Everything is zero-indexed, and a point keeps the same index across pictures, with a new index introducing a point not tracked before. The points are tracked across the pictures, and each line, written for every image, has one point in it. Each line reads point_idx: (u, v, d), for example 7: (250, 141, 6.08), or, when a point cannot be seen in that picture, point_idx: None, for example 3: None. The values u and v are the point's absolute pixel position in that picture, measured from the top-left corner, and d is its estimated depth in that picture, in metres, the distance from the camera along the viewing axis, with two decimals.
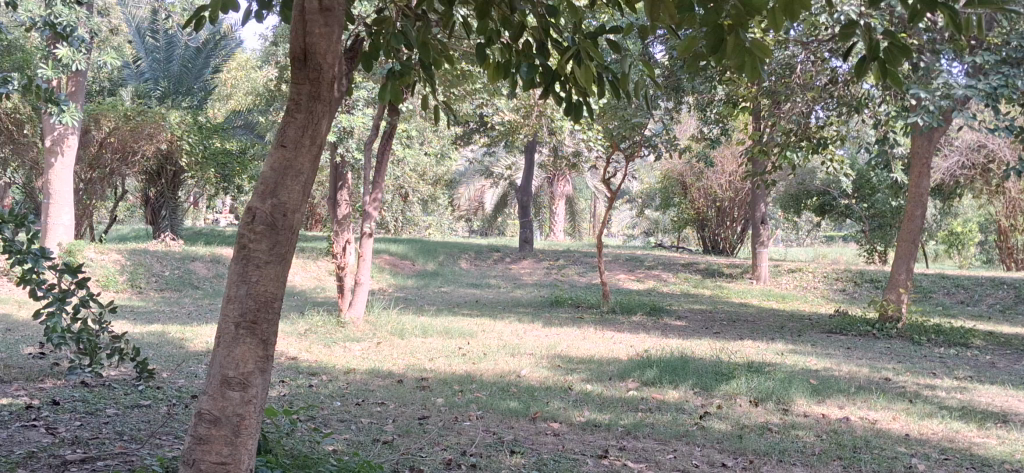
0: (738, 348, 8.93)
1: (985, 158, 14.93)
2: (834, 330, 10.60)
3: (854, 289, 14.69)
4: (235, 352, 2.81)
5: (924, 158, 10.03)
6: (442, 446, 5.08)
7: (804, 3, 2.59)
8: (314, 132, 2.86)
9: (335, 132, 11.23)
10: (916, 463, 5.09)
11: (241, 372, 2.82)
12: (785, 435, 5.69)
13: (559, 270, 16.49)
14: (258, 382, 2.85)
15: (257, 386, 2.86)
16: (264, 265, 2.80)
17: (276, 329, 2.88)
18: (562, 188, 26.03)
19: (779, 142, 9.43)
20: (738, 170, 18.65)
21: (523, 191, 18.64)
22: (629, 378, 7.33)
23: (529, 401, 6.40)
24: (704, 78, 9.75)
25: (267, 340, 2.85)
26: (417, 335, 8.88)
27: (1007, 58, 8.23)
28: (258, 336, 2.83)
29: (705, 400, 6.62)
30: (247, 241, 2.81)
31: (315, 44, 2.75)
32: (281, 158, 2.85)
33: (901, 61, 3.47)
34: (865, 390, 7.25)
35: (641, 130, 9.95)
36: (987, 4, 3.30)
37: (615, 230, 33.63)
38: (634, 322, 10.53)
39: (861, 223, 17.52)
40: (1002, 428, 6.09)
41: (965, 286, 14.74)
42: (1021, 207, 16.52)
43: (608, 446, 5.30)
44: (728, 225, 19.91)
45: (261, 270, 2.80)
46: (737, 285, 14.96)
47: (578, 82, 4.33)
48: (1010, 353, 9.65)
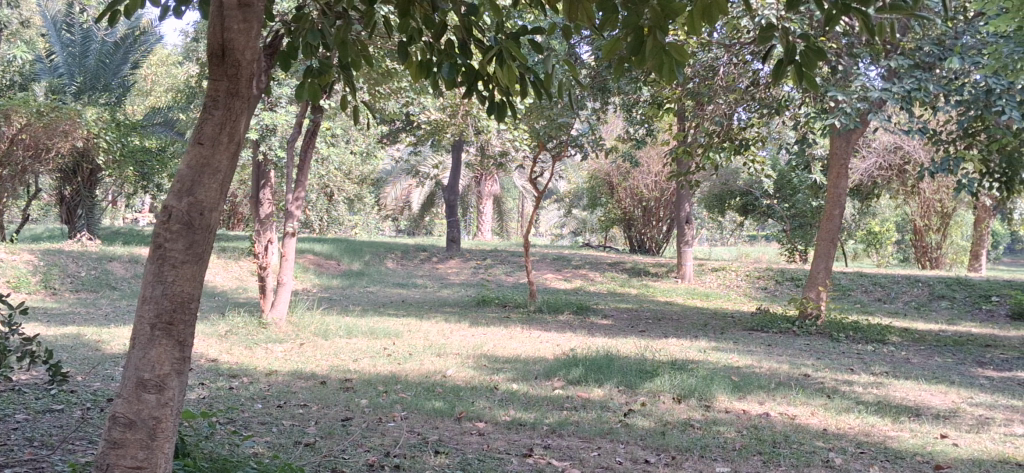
0: (662, 346, 9.04)
1: (901, 160, 15.38)
2: (756, 328, 10.80)
3: (776, 287, 15.01)
4: (151, 354, 2.75)
5: (842, 159, 10.27)
6: (366, 447, 5.04)
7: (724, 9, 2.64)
8: (232, 129, 2.81)
9: (257, 130, 11.08)
10: (833, 458, 5.21)
11: (157, 374, 2.75)
12: (706, 431, 5.78)
13: (487, 270, 16.49)
14: (174, 385, 2.79)
15: (173, 388, 2.79)
16: (181, 265, 2.74)
17: (193, 331, 2.83)
18: (490, 187, 26.03)
19: (703, 142, 9.61)
20: (664, 170, 18.89)
21: (450, 190, 18.60)
22: (555, 377, 7.36)
23: (454, 400, 6.38)
24: (629, 79, 9.86)
25: (183, 342, 2.80)
26: (341, 335, 8.80)
27: (920, 63, 8.51)
28: (174, 337, 2.77)
29: (629, 398, 6.68)
30: (163, 240, 2.74)
31: (234, 40, 2.71)
32: (198, 156, 2.79)
33: (816, 65, 3.56)
34: (784, 385, 7.39)
35: (567, 130, 10.02)
36: (898, 10, 3.41)
37: (543, 230, 33.80)
38: (561, 322, 10.58)
39: (782, 223, 17.92)
40: (915, 422, 6.28)
41: (882, 284, 15.14)
42: (935, 208, 17.11)
43: (533, 445, 5.31)
44: (654, 225, 20.14)
45: (177, 270, 2.74)
46: (662, 284, 15.16)
47: (500, 81, 4.36)
48: (924, 349, 9.96)
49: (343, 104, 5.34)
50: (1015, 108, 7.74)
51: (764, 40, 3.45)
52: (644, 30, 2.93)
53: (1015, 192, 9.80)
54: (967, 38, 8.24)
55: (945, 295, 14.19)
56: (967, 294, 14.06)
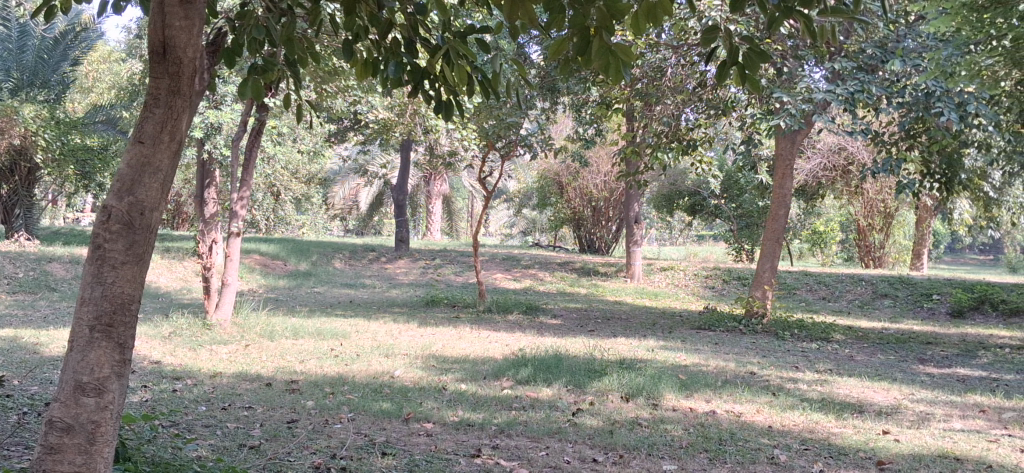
0: (610, 345, 9.08)
1: (845, 161, 15.68)
2: (703, 327, 10.90)
3: (723, 286, 15.18)
4: (90, 357, 2.68)
5: (787, 159, 10.42)
6: (311, 450, 4.99)
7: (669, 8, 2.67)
8: (173, 128, 2.76)
9: (201, 129, 10.92)
10: (778, 454, 5.27)
11: (96, 377, 2.69)
12: (654, 429, 5.81)
13: (435, 270, 16.43)
14: (114, 388, 2.73)
15: (112, 391, 2.73)
16: (121, 266, 2.68)
17: (133, 333, 2.77)
18: (440, 187, 25.97)
19: (651, 143, 9.68)
20: (613, 170, 18.99)
21: (398, 189, 18.50)
22: (503, 377, 7.35)
23: (401, 401, 6.35)
24: (578, 79, 9.89)
25: (123, 344, 2.74)
26: (288, 336, 8.71)
27: (863, 65, 8.66)
28: (114, 339, 2.71)
29: (577, 397, 6.70)
30: (102, 241, 2.68)
31: (175, 38, 2.66)
32: (138, 155, 2.72)
33: (760, 66, 3.62)
34: (730, 383, 7.46)
35: (515, 129, 10.02)
36: (839, 13, 3.48)
37: (493, 230, 33.82)
38: (510, 321, 10.58)
39: (729, 223, 18.13)
40: (858, 418, 6.38)
41: (827, 283, 15.38)
42: (878, 208, 17.45)
43: (481, 445, 5.30)
44: (603, 225, 20.25)
45: (117, 271, 2.68)
46: (611, 284, 15.25)
47: (448, 81, 4.34)
48: (866, 347, 10.14)
49: (287, 103, 5.28)
50: (955, 110, 7.91)
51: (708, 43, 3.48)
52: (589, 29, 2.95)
53: (954, 192, 10.02)
54: (908, 41, 8.40)
55: (888, 293, 14.46)
56: (909, 292, 14.34)
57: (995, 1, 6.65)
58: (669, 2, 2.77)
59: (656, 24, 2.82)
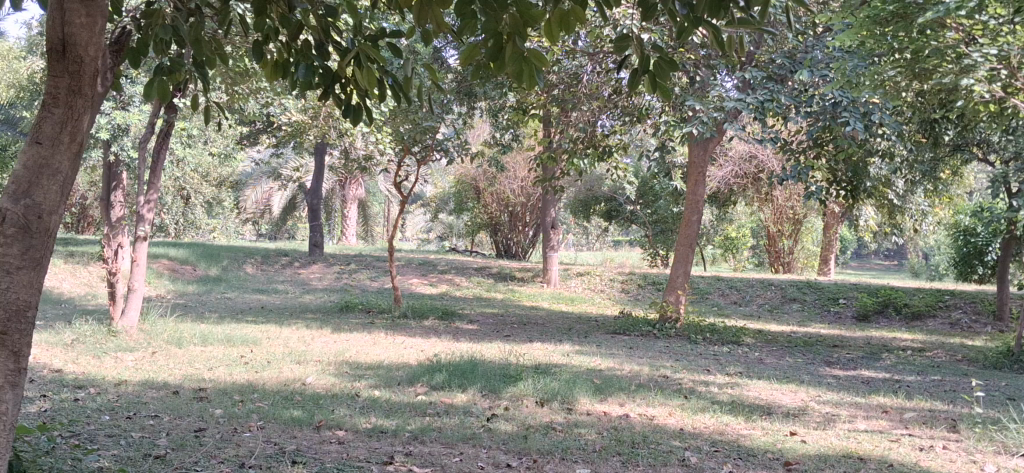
0: (526, 350, 9.10)
1: (755, 168, 16.05)
2: (618, 331, 11.00)
3: (638, 291, 15.39)
4: None
5: (700, 167, 10.59)
6: (219, 459, 4.87)
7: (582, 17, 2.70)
8: (74, 129, 2.66)
9: (107, 130, 10.61)
10: (689, 456, 5.35)
11: None
12: (568, 433, 5.84)
13: (350, 275, 16.25)
14: (8, 397, 2.61)
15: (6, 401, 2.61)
16: (16, 271, 2.57)
17: (29, 340, 2.66)
18: (355, 191, 25.68)
19: (567, 148, 9.73)
20: (530, 175, 19.07)
21: (313, 193, 18.25)
22: (418, 383, 7.30)
23: (313, 408, 6.26)
24: (495, 84, 9.91)
25: (18, 352, 2.63)
26: (196, 343, 8.51)
27: (773, 74, 8.90)
28: (8, 348, 2.59)
29: (492, 402, 6.70)
30: None
31: (75, 35, 2.56)
32: (35, 156, 2.62)
33: (670, 75, 3.71)
34: (643, 387, 7.54)
35: (431, 133, 9.99)
36: (746, 25, 3.59)
37: (409, 235, 33.75)
38: (426, 327, 10.53)
39: (644, 228, 18.38)
40: (766, 420, 6.53)
41: (738, 288, 15.72)
42: (787, 214, 17.97)
43: (394, 452, 5.24)
44: (520, 230, 20.37)
45: (12, 277, 2.57)
46: (527, 289, 15.28)
47: (360, 84, 4.30)
48: (775, 350, 10.38)
49: (195, 104, 5.16)
50: (860, 119, 8.19)
51: (621, 51, 3.51)
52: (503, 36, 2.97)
53: (859, 199, 10.34)
54: (816, 52, 8.62)
55: (797, 298, 14.83)
56: (817, 296, 14.74)
57: (897, 14, 6.78)
58: (582, 10, 2.81)
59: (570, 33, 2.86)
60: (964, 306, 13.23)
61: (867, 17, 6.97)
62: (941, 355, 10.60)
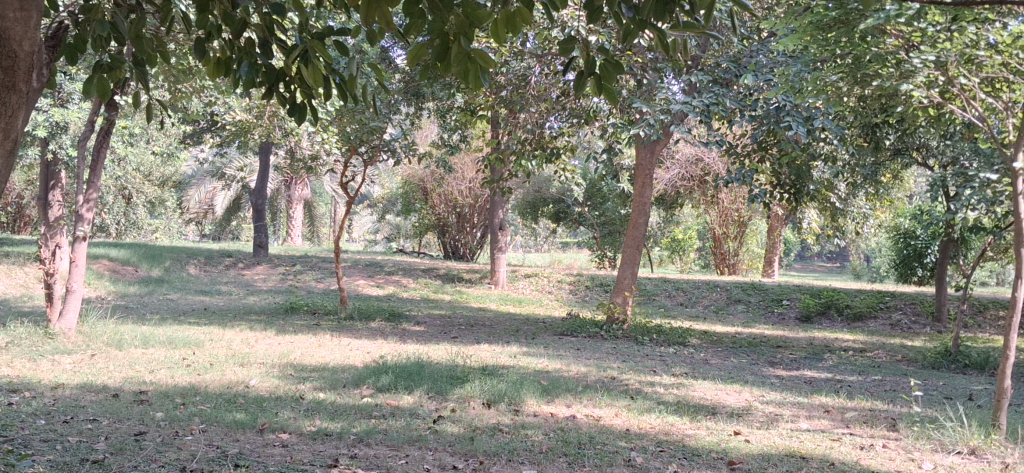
0: (473, 351, 9.08)
1: (702, 171, 16.33)
2: (565, 332, 11.03)
3: (585, 293, 15.47)
4: None
5: (647, 169, 10.66)
6: (160, 463, 4.78)
7: (529, 17, 2.72)
8: (8, 126, 2.57)
9: (44, 128, 10.36)
10: (634, 457, 5.38)
11: None
12: (514, 435, 5.84)
13: (296, 276, 16.08)
14: None
15: None
16: None
17: None
18: (301, 191, 25.48)
19: (515, 150, 9.73)
20: (478, 177, 19.06)
21: (258, 194, 18.02)
22: (363, 385, 7.24)
23: (256, 411, 6.18)
24: (443, 85, 9.88)
25: None
26: (137, 346, 8.35)
27: (718, 78, 9.00)
28: None
29: (439, 404, 6.67)
30: None
31: (9, 29, 2.53)
32: None
33: (615, 77, 3.73)
34: (590, 388, 7.56)
35: (379, 133, 9.93)
36: (690, 28, 3.62)
37: (355, 235, 33.59)
38: (372, 328, 10.47)
39: (591, 230, 18.47)
40: (711, 420, 6.59)
41: (684, 289, 15.84)
42: (732, 216, 18.26)
43: (339, 455, 5.19)
44: (467, 231, 20.36)
45: None
46: (475, 290, 15.25)
47: (304, 83, 4.25)
48: (720, 350, 10.51)
49: (135, 102, 5.06)
50: (803, 124, 8.33)
51: (567, 53, 3.53)
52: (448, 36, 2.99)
53: (802, 202, 10.49)
54: (760, 57, 8.74)
55: (741, 299, 15.00)
56: (760, 298, 14.94)
57: (840, 21, 6.99)
58: (528, 11, 2.83)
59: (516, 34, 2.88)
60: (904, 307, 13.51)
61: (811, 22, 7.13)
62: (881, 355, 10.80)
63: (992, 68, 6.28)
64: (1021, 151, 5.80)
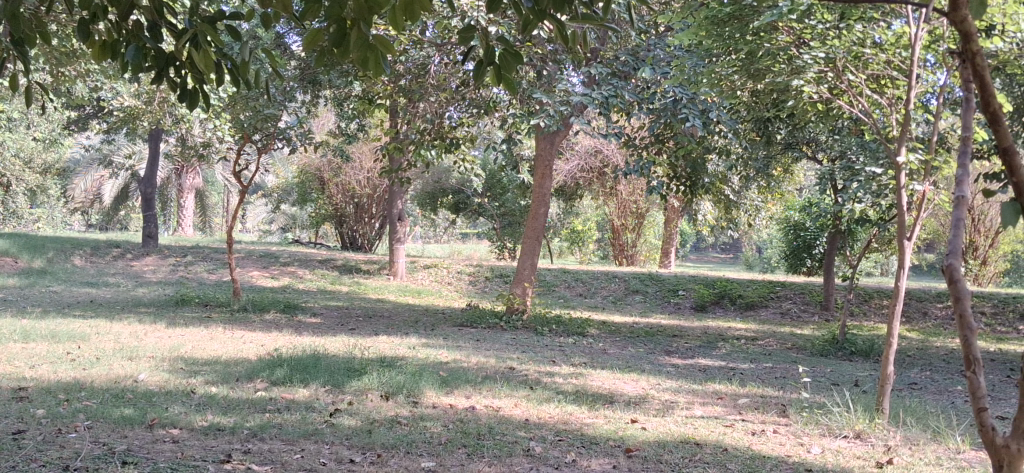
0: (370, 344, 8.97)
1: (601, 163, 16.49)
2: (465, 324, 10.98)
3: (485, 284, 15.49)
4: None
5: (547, 160, 10.68)
6: (40, 462, 4.55)
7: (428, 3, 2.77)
8: None
9: None
10: (533, 446, 5.38)
11: None
12: (413, 427, 5.77)
13: (187, 267, 15.62)
14: None
15: None
16: None
17: None
18: (192, 180, 24.57)
19: (414, 139, 9.63)
20: (376, 166, 18.88)
21: (147, 182, 17.42)
22: (257, 379, 7.06)
23: (145, 407, 5.96)
24: (341, 72, 9.72)
25: None
26: (16, 340, 7.96)
27: (617, 71, 9.08)
28: None
29: (335, 397, 6.55)
30: None
31: None
32: None
33: (514, 68, 3.73)
34: (489, 379, 7.55)
35: (273, 121, 9.69)
36: (588, 20, 3.64)
37: (249, 226, 32.91)
38: (268, 321, 10.24)
39: (491, 221, 18.50)
40: (609, 409, 6.66)
41: (583, 280, 15.95)
42: (631, 208, 18.51)
43: (231, 450, 5.05)
44: (366, 222, 20.13)
45: None
46: (373, 282, 15.08)
47: (195, 67, 4.10)
48: (618, 340, 10.65)
49: (11, 84, 4.80)
50: (698, 117, 8.53)
51: (467, 41, 3.51)
52: (347, 20, 3.01)
53: (698, 195, 10.68)
54: (658, 51, 8.87)
55: (639, 290, 15.23)
56: (657, 288, 15.21)
57: (734, 17, 7.19)
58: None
59: (414, 22, 2.93)
60: (793, 297, 13.97)
61: (706, 17, 7.30)
62: (773, 343, 11.12)
63: (876, 66, 6.50)
64: (903, 146, 6.01)
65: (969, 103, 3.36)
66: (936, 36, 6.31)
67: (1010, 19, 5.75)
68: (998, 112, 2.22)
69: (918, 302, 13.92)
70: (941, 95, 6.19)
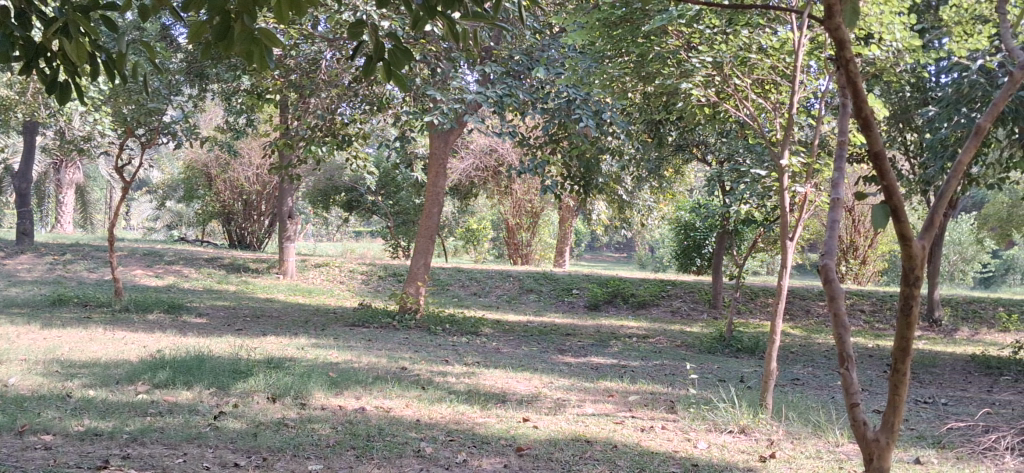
0: (258, 344, 8.76)
1: (495, 162, 16.56)
2: (357, 323, 10.82)
3: (378, 283, 15.36)
4: None
5: (441, 158, 10.63)
6: None
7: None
8: None
9: None
10: (424, 447, 5.34)
11: None
12: (301, 429, 5.65)
13: (65, 266, 14.99)
14: None
15: None
16: None
17: None
18: (72, 175, 23.61)
19: (305, 136, 9.42)
20: (266, 162, 18.48)
21: (22, 177, 16.64)
22: (138, 381, 6.81)
23: (16, 412, 5.67)
24: (230, 66, 9.48)
25: None
26: None
27: (511, 70, 9.11)
28: None
29: (220, 400, 6.37)
30: None
31: None
32: None
33: (404, 64, 3.68)
34: (380, 379, 7.46)
35: (158, 115, 9.37)
36: (479, 17, 3.62)
37: (133, 222, 31.81)
38: (150, 321, 9.90)
39: (385, 219, 18.33)
40: (501, 408, 6.65)
41: (478, 279, 15.93)
42: (526, 208, 18.65)
43: (109, 456, 4.85)
44: (255, 219, 19.73)
45: None
46: (262, 280, 14.75)
47: (67, 58, 3.90)
48: (512, 339, 10.69)
49: None
50: (591, 117, 8.67)
51: (356, 36, 3.45)
52: (230, 12, 2.95)
53: (591, 194, 10.78)
54: (552, 51, 8.93)
55: (533, 289, 15.32)
56: (551, 287, 15.33)
57: (624, 19, 7.32)
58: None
59: (300, 16, 2.88)
60: (683, 295, 14.35)
61: (598, 19, 7.38)
62: (662, 341, 11.34)
63: (761, 71, 6.65)
64: (786, 149, 6.17)
65: (845, 108, 3.45)
66: (818, 43, 6.49)
67: (886, 29, 5.92)
68: (870, 117, 2.29)
69: (801, 300, 14.39)
70: (822, 100, 6.38)
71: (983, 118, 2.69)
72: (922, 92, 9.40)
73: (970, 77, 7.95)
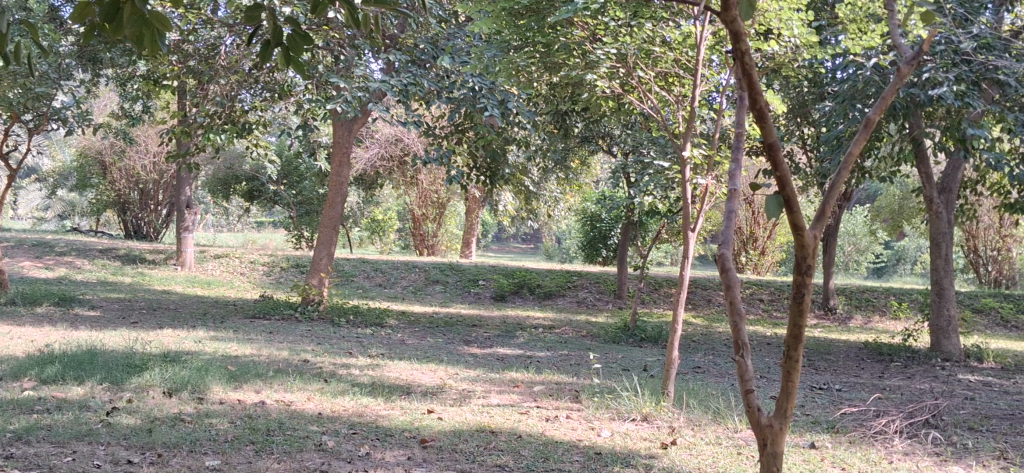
0: (153, 337, 8.50)
1: (401, 152, 16.40)
2: (257, 315, 10.53)
3: (280, 274, 15.10)
4: None
5: (344, 147, 10.46)
6: None
7: None
8: None
9: None
10: (325, 441, 5.24)
11: None
12: (197, 424, 5.49)
13: None
14: None
15: None
16: None
17: None
18: None
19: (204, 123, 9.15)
20: (164, 150, 17.94)
21: None
22: (24, 377, 6.52)
23: None
24: (124, 49, 9.14)
25: None
26: None
27: (416, 59, 9.04)
28: None
29: (113, 395, 6.14)
30: None
31: None
32: None
33: (303, 49, 3.58)
34: (281, 373, 7.31)
35: (47, 99, 8.97)
36: (380, 2, 3.55)
37: (22, 212, 30.51)
38: (38, 314, 9.50)
39: (288, 209, 18.01)
40: (405, 400, 6.59)
41: (383, 270, 15.76)
42: (431, 198, 18.62)
43: None
44: (151, 209, 19.27)
45: None
46: (158, 272, 14.30)
47: None
48: (416, 330, 10.61)
49: None
50: (496, 107, 8.65)
51: (253, 18, 3.34)
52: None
53: (497, 185, 10.75)
54: (458, 40, 8.88)
55: (439, 280, 15.25)
56: (457, 278, 15.29)
57: (530, 9, 7.30)
58: None
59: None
60: (589, 286, 14.46)
61: (504, 9, 7.35)
62: (568, 331, 11.42)
63: (664, 64, 6.72)
64: (688, 141, 6.25)
65: (742, 101, 3.50)
66: (719, 38, 6.59)
67: (785, 24, 6.03)
68: (763, 108, 2.32)
69: (703, 290, 14.67)
70: (722, 93, 6.48)
71: (873, 111, 2.75)
72: (818, 88, 9.67)
73: (864, 74, 8.21)
